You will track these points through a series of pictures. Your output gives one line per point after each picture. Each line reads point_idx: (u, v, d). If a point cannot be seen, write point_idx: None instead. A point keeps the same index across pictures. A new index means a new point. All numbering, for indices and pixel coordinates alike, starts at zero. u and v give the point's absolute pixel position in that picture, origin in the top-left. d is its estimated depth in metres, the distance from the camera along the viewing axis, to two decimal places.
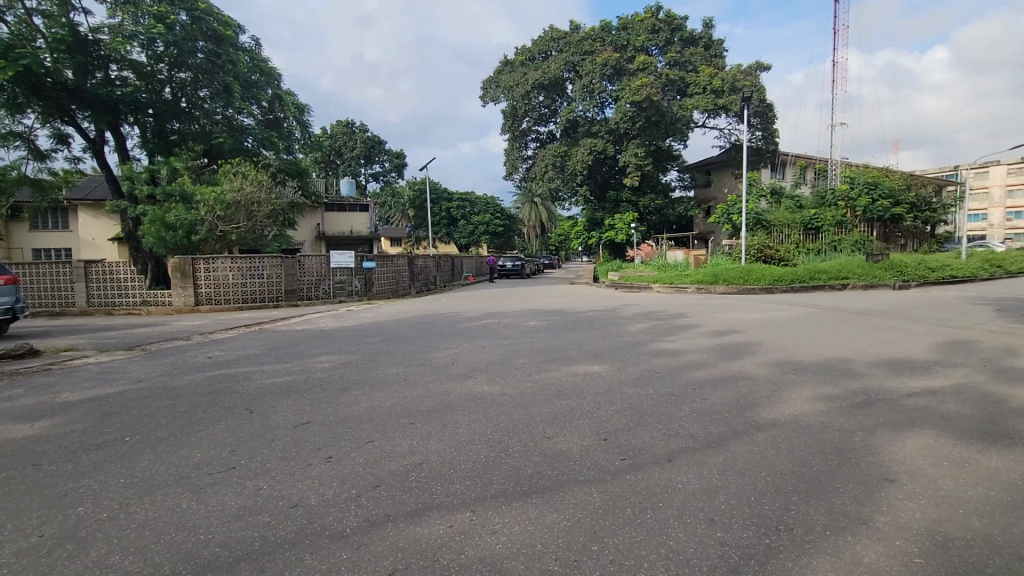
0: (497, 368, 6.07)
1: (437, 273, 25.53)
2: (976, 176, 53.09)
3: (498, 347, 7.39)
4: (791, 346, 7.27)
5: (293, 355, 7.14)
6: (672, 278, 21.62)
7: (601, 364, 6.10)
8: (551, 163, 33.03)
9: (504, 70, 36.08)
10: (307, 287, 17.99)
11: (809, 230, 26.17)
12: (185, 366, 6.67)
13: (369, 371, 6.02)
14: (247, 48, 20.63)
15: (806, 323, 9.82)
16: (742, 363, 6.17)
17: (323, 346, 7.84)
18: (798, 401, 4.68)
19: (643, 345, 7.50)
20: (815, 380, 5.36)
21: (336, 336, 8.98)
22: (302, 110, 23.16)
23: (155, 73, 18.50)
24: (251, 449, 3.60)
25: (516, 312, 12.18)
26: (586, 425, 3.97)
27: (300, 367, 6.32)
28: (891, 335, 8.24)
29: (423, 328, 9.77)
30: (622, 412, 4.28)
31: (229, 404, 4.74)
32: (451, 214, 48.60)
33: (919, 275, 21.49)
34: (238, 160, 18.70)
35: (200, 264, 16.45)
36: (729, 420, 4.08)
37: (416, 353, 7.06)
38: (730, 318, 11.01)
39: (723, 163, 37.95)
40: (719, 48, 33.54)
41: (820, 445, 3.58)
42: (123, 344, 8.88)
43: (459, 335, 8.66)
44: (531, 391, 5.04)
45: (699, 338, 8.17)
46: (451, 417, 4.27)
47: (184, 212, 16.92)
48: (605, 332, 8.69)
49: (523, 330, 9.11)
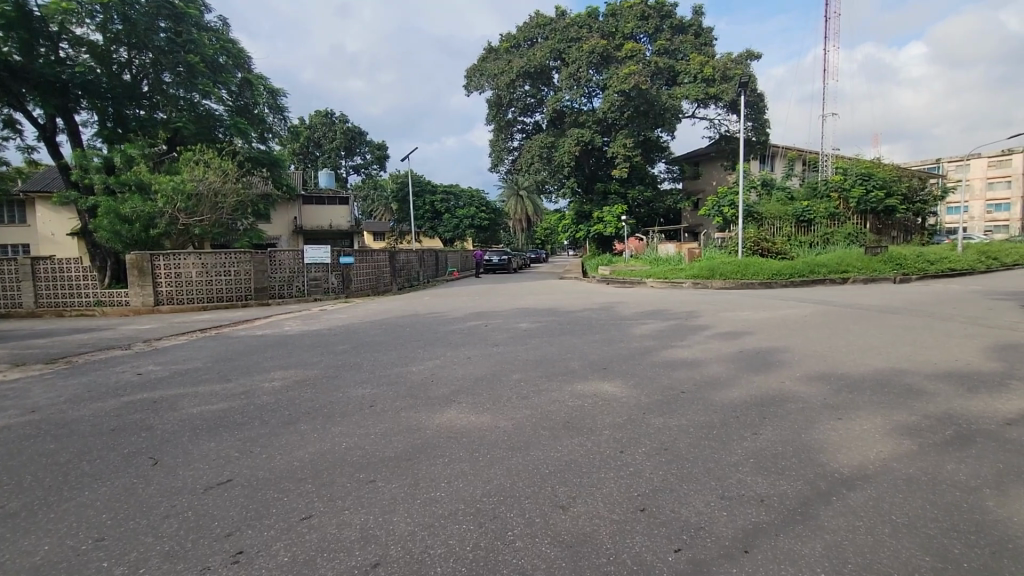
0: (486, 387, 4.93)
1: (419, 268, 24.35)
2: (956, 168, 53.07)
3: (486, 357, 6.27)
4: (829, 353, 6.23)
5: (241, 371, 5.91)
6: (666, 272, 20.72)
7: (613, 382, 5.04)
8: (538, 154, 31.84)
9: (488, 58, 34.60)
10: (279, 285, 16.64)
11: (801, 222, 25.62)
12: (102, 387, 5.40)
13: (328, 394, 4.85)
14: (212, 28, 19.05)
15: (827, 323, 8.85)
16: (783, 376, 5.12)
17: (279, 358, 6.62)
18: (875, 434, 3.63)
19: (655, 352, 6.46)
20: (880, 400, 4.34)
21: (298, 344, 7.73)
22: (274, 94, 21.57)
23: (112, 55, 17.05)
24: (127, 537, 2.47)
25: (505, 311, 11.11)
26: (615, 482, 2.90)
27: (245, 389, 5.11)
28: (929, 337, 7.28)
29: (400, 332, 8.61)
30: (657, 459, 3.21)
31: (128, 451, 3.54)
32: (436, 207, 47.25)
33: (918, 268, 20.82)
34: (201, 147, 17.33)
35: (161, 260, 15.05)
36: (803, 472, 3.02)
37: (391, 367, 5.90)
38: (740, 317, 10.03)
39: (712, 155, 37.12)
40: (709, 36, 32.50)
41: (947, 519, 2.53)
42: (46, 357, 7.54)
43: (440, 342, 7.49)
44: (531, 423, 3.94)
45: (717, 344, 7.11)
46: (429, 467, 3.16)
47: (140, 203, 15.47)
48: (608, 337, 7.61)
49: (514, 334, 7.99)
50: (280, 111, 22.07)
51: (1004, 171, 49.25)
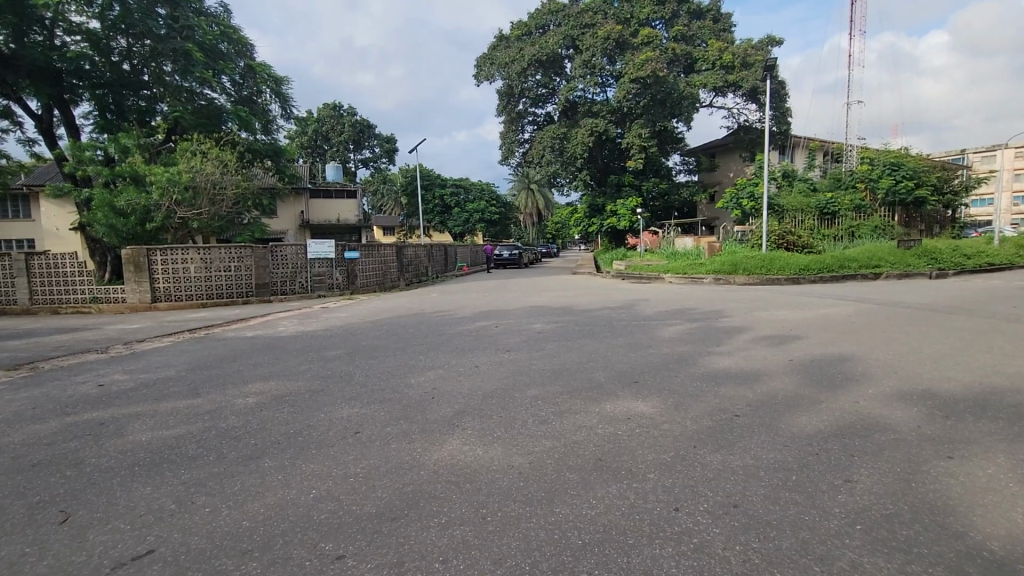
0: (496, 406, 4.11)
1: (427, 263, 23.62)
2: (981, 160, 51.32)
3: (498, 367, 5.45)
4: (897, 364, 5.35)
5: (213, 383, 5.12)
6: (684, 267, 19.77)
7: (650, 401, 4.18)
8: (550, 145, 30.80)
9: (499, 46, 33.50)
10: (280, 281, 15.90)
11: (824, 215, 24.57)
12: (52, 403, 4.67)
13: (309, 414, 4.05)
14: (214, 14, 18.39)
15: (877, 324, 7.91)
16: (853, 396, 4.24)
17: (262, 366, 5.83)
18: (1014, 483, 2.73)
19: (691, 361, 5.61)
20: (992, 430, 3.46)
21: (288, 349, 6.95)
22: (279, 83, 20.82)
23: (109, 41, 16.46)
24: None
25: (517, 310, 10.28)
26: (677, 568, 2.07)
27: (212, 407, 4.31)
28: (1003, 342, 6.35)
29: (402, 335, 7.80)
30: (728, 525, 2.36)
31: (38, 501, 2.78)
32: (445, 201, 46.47)
33: (954, 263, 19.66)
34: (197, 137, 16.73)
35: (157, 254, 14.37)
36: (937, 548, 2.17)
37: (389, 378, 5.10)
38: (775, 316, 9.13)
39: (730, 146, 35.87)
40: (727, 21, 31.20)
41: None
42: (9, 362, 6.80)
43: (445, 346, 6.67)
44: (554, 463, 3.08)
45: (761, 351, 6.22)
46: (420, 535, 2.34)
47: (136, 195, 14.87)
48: (634, 341, 6.72)
49: (529, 337, 7.14)
50: (285, 99, 21.31)
51: None
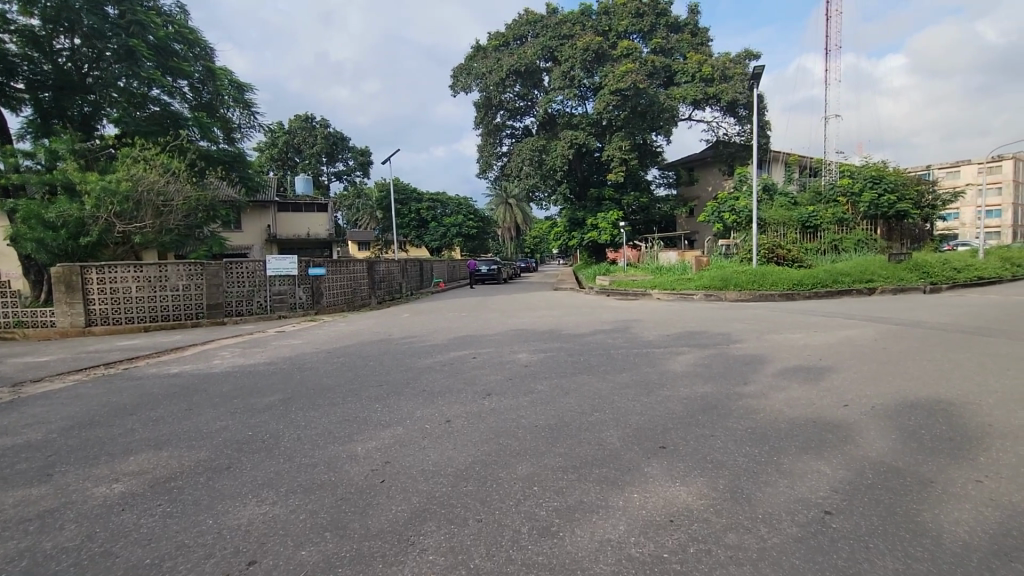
0: (476, 498, 2.81)
1: (401, 280, 22.19)
2: (948, 174, 52.01)
3: (475, 422, 4.13)
4: (983, 410, 4.20)
5: (80, 457, 3.67)
6: (671, 283, 18.76)
7: (694, 487, 2.91)
8: (528, 158, 29.60)
9: (475, 57, 32.45)
10: (235, 300, 14.28)
11: (807, 228, 24.04)
12: None
13: (192, 519, 2.69)
14: (169, 14, 16.94)
15: (915, 351, 6.82)
16: (971, 469, 3.07)
17: (163, 424, 4.39)
18: None
19: (722, 409, 4.35)
20: None
21: (211, 393, 5.51)
22: (241, 88, 19.30)
23: (47, 39, 14.89)
24: None
25: (496, 336, 8.96)
26: None
27: (53, 506, 2.90)
28: None
29: (357, 371, 6.41)
30: None
31: None
32: (422, 215, 45.16)
33: (946, 278, 19.00)
34: (142, 142, 15.19)
35: (93, 272, 12.63)
36: None
37: (327, 444, 3.73)
38: (792, 340, 7.98)
39: (709, 159, 35.37)
40: (706, 34, 30.50)
41: None
42: None
43: (410, 389, 5.33)
44: None
45: (802, 389, 5.03)
46: None
47: (67, 206, 13.17)
48: (643, 379, 5.47)
49: (512, 374, 5.83)
50: (249, 104, 19.74)
51: (996, 177, 48.40)
